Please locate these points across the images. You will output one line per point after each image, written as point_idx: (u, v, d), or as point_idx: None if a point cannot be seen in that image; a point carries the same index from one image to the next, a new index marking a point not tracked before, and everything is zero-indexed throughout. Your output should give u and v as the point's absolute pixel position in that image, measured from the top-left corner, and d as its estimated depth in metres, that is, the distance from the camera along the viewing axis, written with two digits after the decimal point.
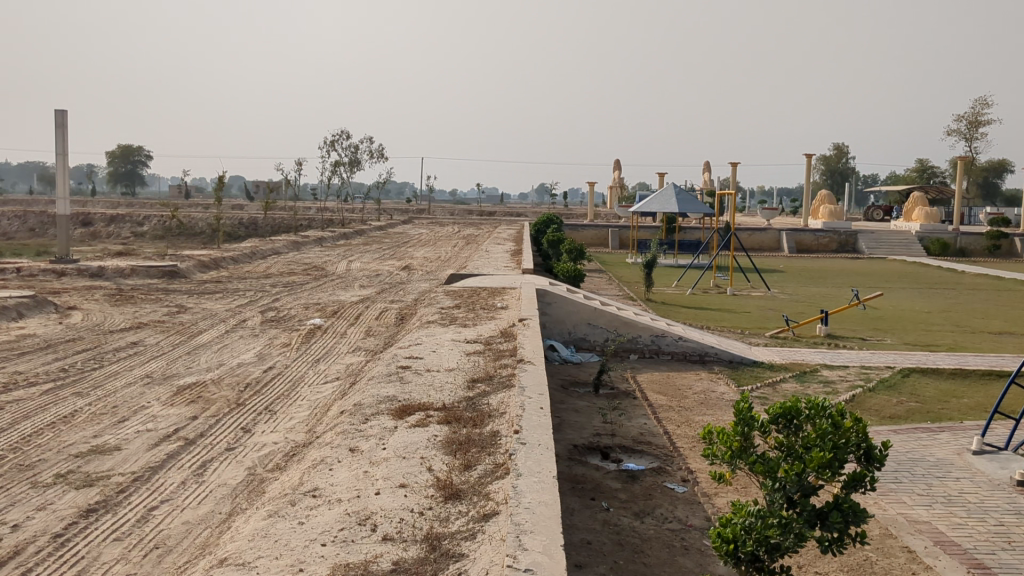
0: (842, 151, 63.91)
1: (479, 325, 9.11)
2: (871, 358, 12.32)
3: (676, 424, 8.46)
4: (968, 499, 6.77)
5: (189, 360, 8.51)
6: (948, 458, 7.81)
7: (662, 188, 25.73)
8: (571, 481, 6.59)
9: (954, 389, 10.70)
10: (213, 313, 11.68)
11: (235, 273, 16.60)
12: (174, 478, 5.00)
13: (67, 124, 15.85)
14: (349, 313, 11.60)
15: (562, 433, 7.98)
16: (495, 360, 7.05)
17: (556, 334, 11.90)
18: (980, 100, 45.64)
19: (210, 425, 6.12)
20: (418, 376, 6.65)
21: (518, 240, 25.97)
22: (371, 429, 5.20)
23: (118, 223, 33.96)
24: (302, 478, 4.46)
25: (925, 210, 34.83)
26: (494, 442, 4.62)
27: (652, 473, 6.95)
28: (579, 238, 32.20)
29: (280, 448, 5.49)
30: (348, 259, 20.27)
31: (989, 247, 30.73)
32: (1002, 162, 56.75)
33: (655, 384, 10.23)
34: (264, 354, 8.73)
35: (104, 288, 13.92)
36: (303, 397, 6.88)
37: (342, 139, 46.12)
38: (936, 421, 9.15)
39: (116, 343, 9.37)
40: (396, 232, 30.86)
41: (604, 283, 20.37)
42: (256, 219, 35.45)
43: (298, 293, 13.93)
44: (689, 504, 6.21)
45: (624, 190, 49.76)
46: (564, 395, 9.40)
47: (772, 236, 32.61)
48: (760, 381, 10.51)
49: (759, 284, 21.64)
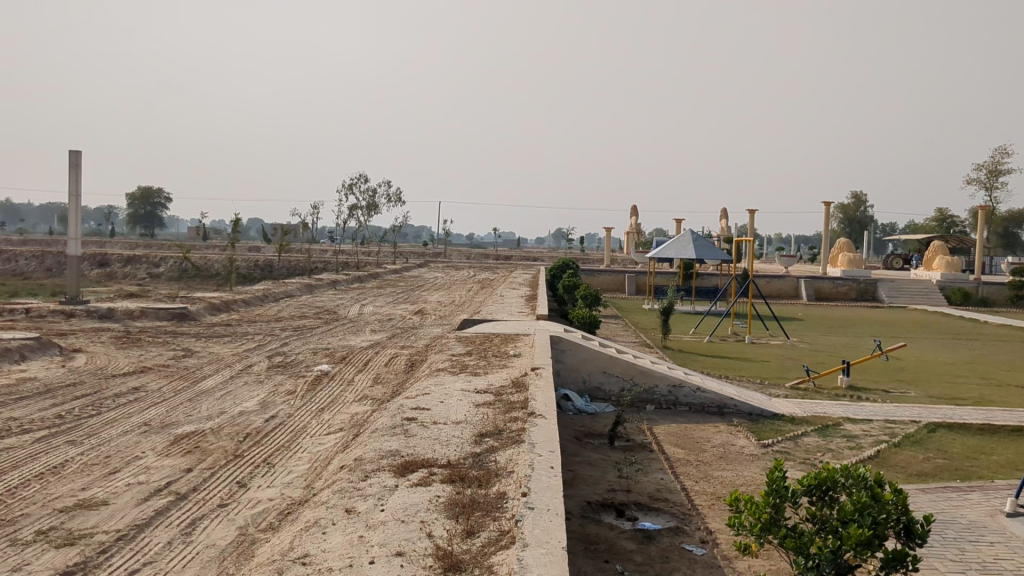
0: (859, 198, 63.51)
1: (490, 374, 8.80)
2: (895, 412, 11.90)
3: (694, 481, 8.09)
4: (1004, 566, 6.38)
5: (190, 407, 8.23)
6: (980, 520, 7.40)
7: (679, 233, 25.46)
8: (583, 542, 6.23)
9: (983, 446, 10.27)
10: (220, 357, 11.43)
11: (246, 317, 16.38)
12: (160, 537, 4.70)
13: (80, 165, 15.79)
14: (358, 359, 11.32)
15: (575, 488, 7.63)
16: (505, 413, 6.75)
17: (570, 383, 11.57)
18: (999, 148, 45.25)
19: (204, 478, 5.82)
20: (424, 429, 6.34)
21: (534, 284, 25.73)
22: (370, 487, 4.89)
23: (135, 264, 33.98)
24: (292, 542, 4.15)
25: (947, 259, 34.32)
26: (501, 505, 4.31)
27: (670, 533, 6.59)
28: (596, 283, 31.91)
29: (275, 506, 5.19)
30: (361, 303, 20.04)
31: (1012, 298, 30.20)
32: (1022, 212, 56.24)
33: (672, 437, 9.86)
34: (268, 402, 8.44)
35: (112, 330, 13.73)
36: (305, 449, 6.59)
37: (360, 183, 46.35)
38: (965, 480, 8.74)
39: (118, 388, 9.11)
40: (412, 275, 30.72)
41: (620, 330, 20.03)
42: (272, 261, 35.38)
43: (308, 337, 13.68)
44: (709, 569, 5.84)
45: (641, 236, 49.47)
46: (578, 448, 9.06)
47: (791, 284, 32.22)
48: (781, 435, 10.13)
49: (778, 333, 21.25)
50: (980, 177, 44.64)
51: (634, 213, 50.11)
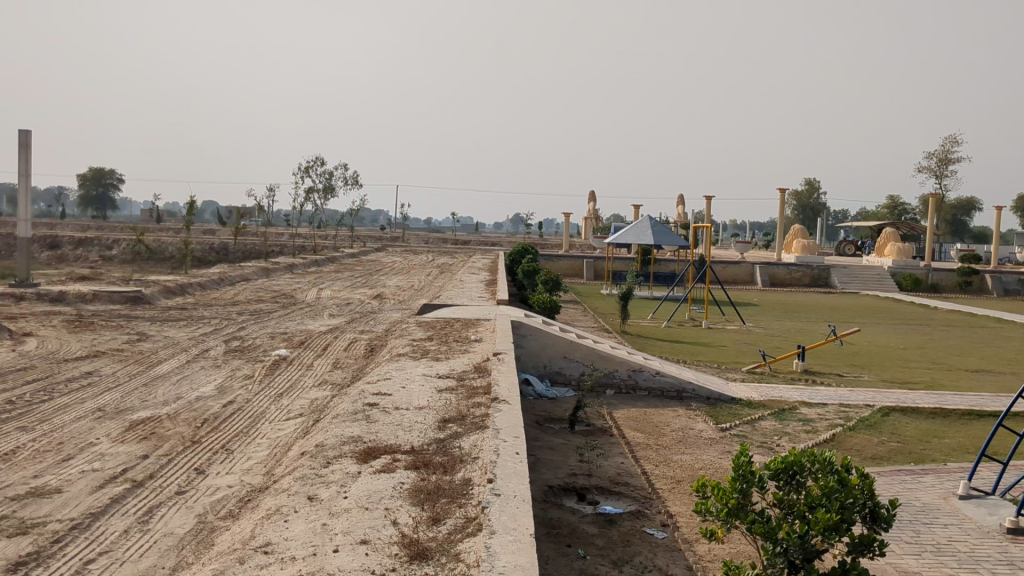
0: (813, 185, 64.19)
1: (452, 359, 8.75)
2: (850, 396, 12.05)
3: (654, 465, 8.12)
4: (958, 548, 6.47)
5: (145, 392, 8.09)
6: (934, 503, 7.51)
7: (638, 219, 25.53)
8: (545, 526, 6.20)
9: (935, 429, 10.44)
10: (175, 341, 11.24)
11: (201, 300, 16.14)
12: (116, 526, 4.60)
13: (30, 144, 15.42)
14: (317, 344, 11.20)
15: (537, 473, 7.61)
16: (469, 398, 6.70)
17: (530, 368, 11.55)
18: (949, 136, 45.99)
19: (161, 465, 5.71)
20: (386, 415, 6.27)
21: (493, 269, 25.70)
22: (333, 474, 4.82)
23: (86, 247, 33.37)
24: (253, 531, 4.07)
25: (898, 245, 34.87)
26: (466, 492, 4.26)
27: (630, 517, 6.60)
28: (554, 268, 31.96)
29: (235, 493, 5.10)
30: (319, 287, 19.87)
31: (961, 283, 30.77)
32: (971, 200, 57.43)
33: (633, 421, 9.88)
34: (225, 387, 8.32)
35: (64, 313, 13.44)
36: (264, 434, 6.49)
37: (317, 165, 45.91)
38: (919, 463, 8.87)
39: (70, 373, 8.92)
40: (369, 260, 30.53)
41: (579, 315, 20.07)
42: (227, 243, 34.93)
43: (265, 321, 13.52)
44: (670, 552, 5.86)
45: (599, 221, 49.59)
46: (539, 432, 9.04)
47: (746, 269, 32.50)
48: (739, 419, 10.21)
49: (735, 318, 21.42)
50: (931, 165, 45.32)
51: (592, 198, 50.19)
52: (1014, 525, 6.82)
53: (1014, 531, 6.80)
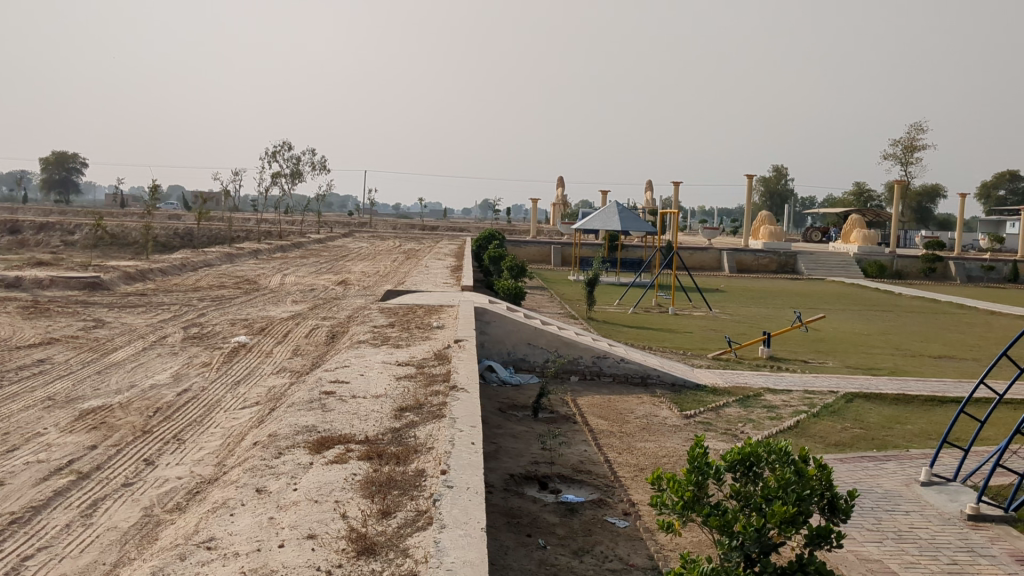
0: (781, 171, 64.48)
1: (413, 346, 8.62)
2: (814, 382, 12.08)
3: (617, 452, 8.06)
4: (918, 535, 6.46)
5: (98, 380, 7.89)
6: (895, 490, 7.51)
7: (605, 205, 25.47)
8: (506, 515, 6.11)
9: (898, 415, 10.46)
10: (132, 328, 11.01)
11: (162, 286, 15.85)
12: (58, 520, 4.44)
13: None
14: (277, 330, 11.02)
15: (498, 461, 7.51)
16: (427, 386, 6.59)
17: (494, 355, 11.43)
18: (915, 124, 46.26)
19: (109, 456, 5.55)
20: (342, 403, 6.15)
21: (459, 255, 25.53)
22: (284, 465, 4.70)
23: (47, 232, 32.79)
24: (198, 525, 3.94)
25: (864, 232, 35.09)
26: (419, 483, 4.16)
27: (592, 506, 6.52)
28: (522, 254, 31.84)
29: (184, 485, 4.96)
30: (283, 273, 19.61)
31: (925, 270, 31.07)
32: (935, 187, 57.98)
33: (596, 408, 9.82)
34: (181, 375, 8.15)
35: (18, 299, 13.12)
36: (217, 424, 6.34)
37: (285, 150, 45.39)
38: (882, 449, 8.88)
39: (21, 360, 8.69)
40: (336, 245, 30.25)
41: (545, 301, 20.02)
42: (191, 228, 34.41)
43: (226, 308, 13.29)
44: (631, 541, 5.80)
45: (567, 207, 49.47)
46: (502, 420, 8.95)
47: (714, 255, 32.56)
48: (703, 406, 10.18)
49: (701, 304, 21.46)
50: (896, 152, 45.68)
51: (562, 183, 50.04)
52: (975, 511, 6.83)
53: (974, 518, 6.81)
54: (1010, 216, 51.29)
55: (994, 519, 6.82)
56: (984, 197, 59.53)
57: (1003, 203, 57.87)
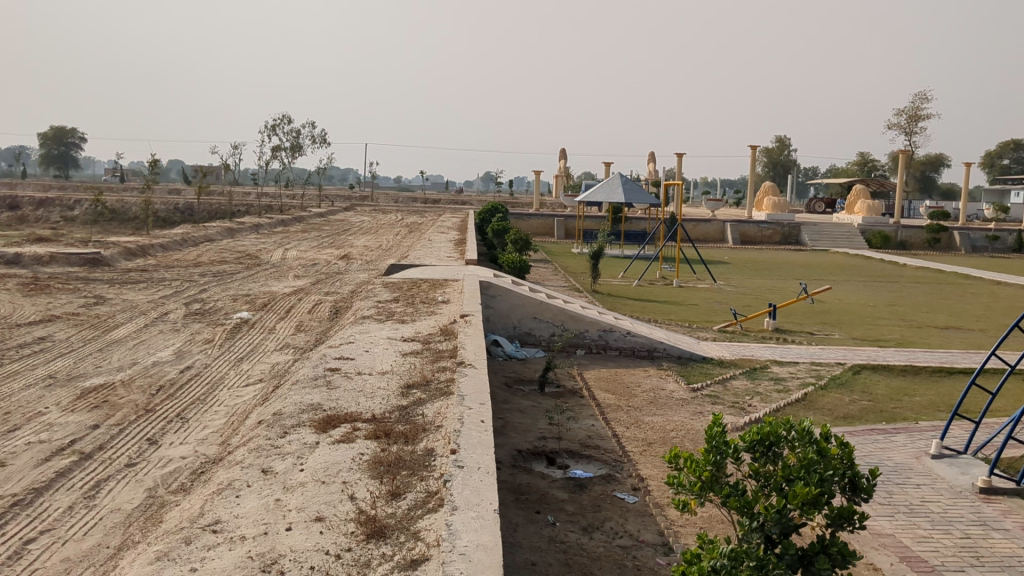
0: (784, 142, 64.13)
1: (418, 322, 8.52)
2: (821, 354, 11.98)
3: (625, 426, 7.98)
4: (931, 508, 6.37)
5: (99, 357, 7.80)
6: (906, 462, 7.43)
7: (609, 177, 25.26)
8: (514, 492, 6.03)
9: (906, 387, 10.38)
10: (133, 305, 10.92)
11: (163, 262, 15.73)
12: (61, 502, 4.36)
13: None
14: (280, 306, 10.92)
15: (505, 436, 7.42)
16: (433, 362, 6.50)
17: (499, 329, 11.34)
18: (919, 93, 45.89)
19: (112, 436, 5.46)
20: (348, 380, 6.06)
21: (461, 228, 25.40)
22: (290, 445, 4.61)
23: (47, 208, 32.64)
24: (203, 508, 3.85)
25: (868, 202, 34.90)
26: (428, 463, 4.07)
27: (601, 481, 6.44)
28: (525, 227, 31.67)
29: (188, 464, 4.87)
30: (285, 247, 19.48)
31: (930, 240, 30.91)
32: (939, 156, 57.72)
33: (603, 382, 9.73)
34: (184, 352, 8.06)
35: (18, 276, 13.02)
36: (221, 402, 6.25)
37: (285, 123, 45.12)
38: (891, 421, 8.79)
39: (21, 338, 8.59)
40: (337, 219, 30.10)
41: (548, 274, 19.90)
42: (192, 204, 34.23)
43: (228, 283, 13.18)
44: (641, 517, 5.72)
45: (569, 179, 49.20)
46: (509, 395, 8.86)
47: (717, 227, 32.37)
48: (711, 379, 10.09)
49: (705, 276, 21.31)
50: (900, 122, 45.40)
51: (564, 155, 49.79)
52: (987, 484, 6.75)
53: (986, 491, 6.73)
54: (1014, 185, 51.05)
55: (1007, 491, 6.74)
56: (988, 166, 59.22)
57: (1008, 172, 57.56)
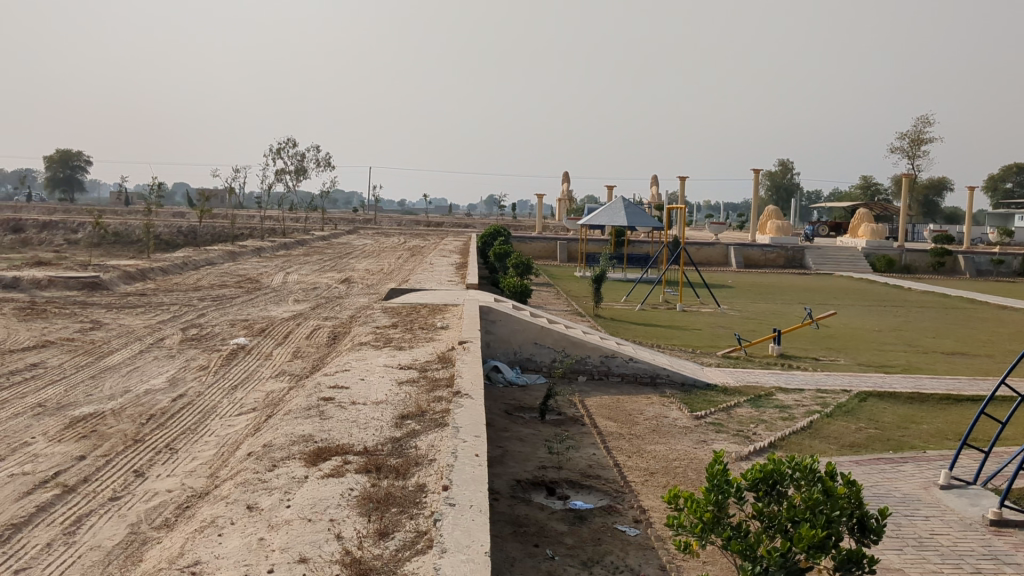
0: (787, 165, 64.08)
1: (416, 349, 8.37)
2: (827, 381, 11.80)
3: (627, 455, 7.80)
4: (940, 542, 6.19)
5: (91, 385, 7.65)
6: (915, 493, 7.23)
7: (612, 200, 25.14)
8: (512, 524, 5.86)
9: (913, 414, 10.19)
10: (130, 330, 10.79)
11: (162, 286, 15.64)
12: (40, 538, 4.21)
13: None
14: (278, 331, 10.79)
15: (504, 466, 7.26)
16: (429, 391, 6.36)
17: (500, 354, 11.18)
18: (922, 117, 45.76)
19: (97, 468, 5.31)
20: (341, 410, 5.91)
21: (464, 252, 25.30)
22: (277, 479, 4.46)
23: (51, 231, 32.63)
24: (183, 547, 3.69)
25: (872, 226, 34.73)
26: (418, 501, 3.91)
27: (601, 513, 6.27)
28: (527, 251, 31.57)
29: (174, 499, 4.72)
30: (286, 271, 19.37)
31: (934, 264, 30.72)
32: (942, 179, 57.67)
33: (604, 409, 9.56)
34: (177, 379, 7.92)
35: (16, 300, 12.93)
36: (211, 432, 6.10)
37: (288, 147, 45.16)
38: (897, 450, 8.59)
39: (14, 365, 8.46)
40: (340, 242, 30.01)
41: (551, 298, 19.77)
42: (195, 227, 34.17)
43: (227, 308, 13.07)
44: (642, 550, 5.56)
45: (572, 202, 49.22)
46: (508, 422, 8.70)
47: (720, 250, 32.25)
48: (714, 406, 9.92)
49: (709, 300, 21.12)
50: (903, 146, 45.35)
51: (567, 179, 49.77)
52: (998, 516, 6.56)
53: (996, 524, 6.54)
54: (1017, 209, 50.95)
55: (1019, 524, 6.55)
56: (991, 190, 59.07)
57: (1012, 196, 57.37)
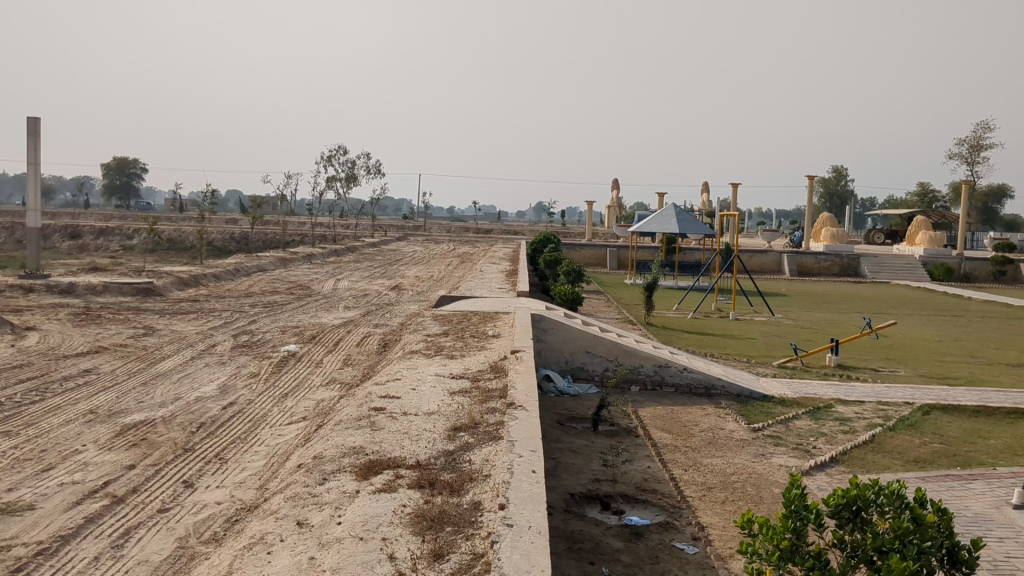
0: (841, 172, 63.10)
1: (467, 358, 8.21)
2: (888, 393, 11.42)
3: (683, 469, 7.57)
4: (1017, 565, 5.86)
5: (142, 392, 7.62)
6: (986, 512, 6.89)
7: (663, 207, 24.78)
8: (567, 541, 5.67)
9: (981, 429, 9.80)
10: (181, 336, 10.79)
11: (214, 292, 15.68)
12: (87, 551, 4.11)
13: (39, 132, 15.59)
14: (328, 338, 10.72)
15: (557, 479, 7.07)
16: (482, 402, 6.20)
17: (551, 363, 11.00)
18: (981, 122, 44.65)
19: (146, 478, 5.23)
20: (392, 422, 5.77)
21: (514, 258, 25.18)
22: (328, 494, 4.32)
23: (107, 237, 33.16)
24: (232, 565, 3.57)
25: (930, 233, 33.90)
26: (474, 520, 3.75)
27: (658, 529, 6.05)
28: (577, 258, 31.35)
29: (223, 512, 4.61)
30: (336, 278, 19.36)
31: (994, 273, 29.89)
32: (1002, 187, 56.33)
33: (659, 421, 9.33)
34: (228, 386, 7.85)
35: (72, 305, 13.03)
36: (262, 442, 6.01)
37: (339, 154, 45.51)
38: (965, 467, 8.24)
39: (68, 371, 8.47)
40: (390, 249, 30.04)
41: (602, 306, 19.54)
42: (246, 233, 34.45)
43: (278, 314, 13.06)
44: (701, 570, 5.33)
45: (622, 210, 48.85)
46: (561, 433, 8.52)
47: (773, 258, 31.73)
48: (771, 418, 9.63)
49: (763, 309, 20.71)
50: (962, 152, 44.38)
51: (616, 186, 49.46)
52: None
53: None
54: None
55: None
56: None
57: None
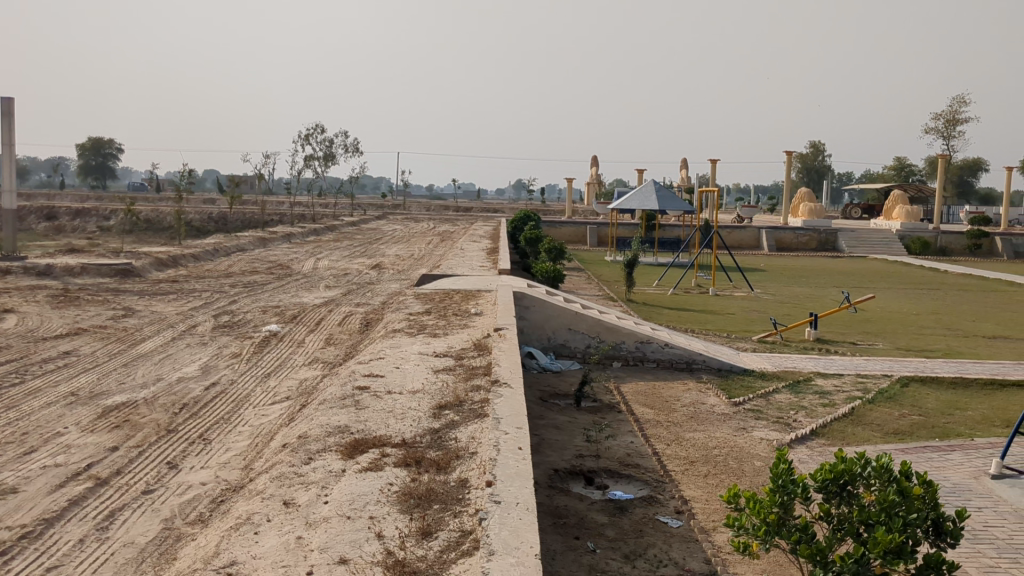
0: (819, 147, 63.34)
1: (450, 336, 8.20)
2: (867, 366, 11.52)
3: (666, 444, 7.62)
4: (996, 534, 5.93)
5: (124, 373, 7.57)
6: (965, 483, 6.97)
7: (643, 183, 24.78)
8: (551, 516, 5.69)
9: (958, 400, 9.91)
10: (161, 317, 10.71)
11: (193, 272, 15.56)
12: (72, 534, 4.09)
13: (12, 112, 15.37)
14: (310, 318, 10.67)
15: (541, 455, 7.09)
16: (466, 380, 6.20)
17: (534, 341, 11.00)
18: (957, 96, 44.89)
19: (130, 460, 5.20)
20: (377, 400, 5.76)
21: (494, 237, 25.13)
22: (314, 473, 4.32)
23: (83, 218, 32.82)
24: (219, 545, 3.56)
25: (907, 207, 34.10)
26: (462, 497, 3.76)
27: (642, 504, 6.09)
28: (557, 236, 31.33)
29: (207, 492, 4.59)
30: (316, 257, 19.26)
31: (971, 246, 30.14)
32: (977, 161, 56.73)
33: (641, 396, 9.36)
34: (210, 367, 7.81)
35: (49, 287, 12.91)
36: (245, 422, 5.98)
37: (316, 133, 45.16)
38: (943, 438, 8.33)
39: (47, 353, 8.39)
40: (369, 228, 29.90)
41: (582, 283, 19.56)
42: (224, 213, 34.18)
43: (258, 294, 12.98)
44: (685, 543, 5.37)
45: (601, 187, 48.83)
46: (544, 410, 8.54)
47: (752, 234, 31.83)
48: (752, 392, 9.69)
49: (742, 284, 20.80)
50: (938, 127, 44.63)
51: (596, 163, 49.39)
52: None
53: None
54: None
55: None
56: None
57: None
